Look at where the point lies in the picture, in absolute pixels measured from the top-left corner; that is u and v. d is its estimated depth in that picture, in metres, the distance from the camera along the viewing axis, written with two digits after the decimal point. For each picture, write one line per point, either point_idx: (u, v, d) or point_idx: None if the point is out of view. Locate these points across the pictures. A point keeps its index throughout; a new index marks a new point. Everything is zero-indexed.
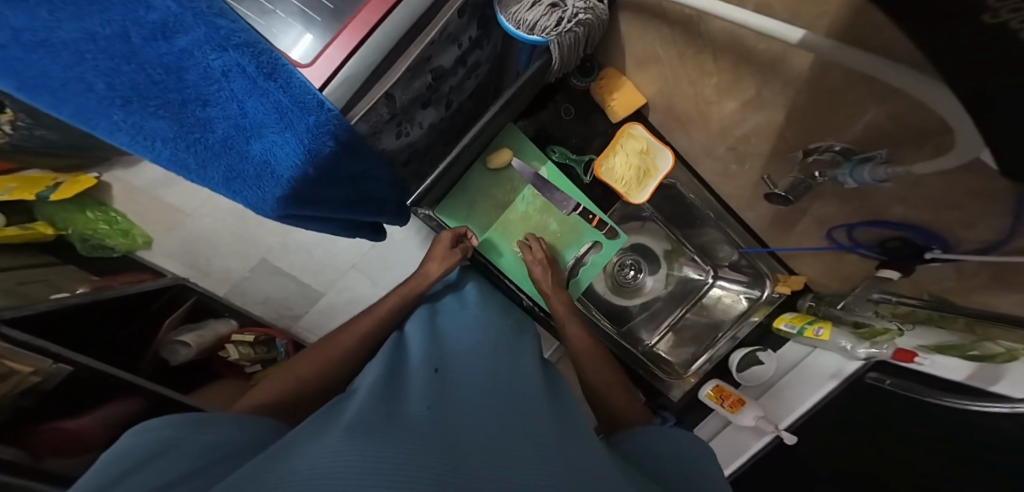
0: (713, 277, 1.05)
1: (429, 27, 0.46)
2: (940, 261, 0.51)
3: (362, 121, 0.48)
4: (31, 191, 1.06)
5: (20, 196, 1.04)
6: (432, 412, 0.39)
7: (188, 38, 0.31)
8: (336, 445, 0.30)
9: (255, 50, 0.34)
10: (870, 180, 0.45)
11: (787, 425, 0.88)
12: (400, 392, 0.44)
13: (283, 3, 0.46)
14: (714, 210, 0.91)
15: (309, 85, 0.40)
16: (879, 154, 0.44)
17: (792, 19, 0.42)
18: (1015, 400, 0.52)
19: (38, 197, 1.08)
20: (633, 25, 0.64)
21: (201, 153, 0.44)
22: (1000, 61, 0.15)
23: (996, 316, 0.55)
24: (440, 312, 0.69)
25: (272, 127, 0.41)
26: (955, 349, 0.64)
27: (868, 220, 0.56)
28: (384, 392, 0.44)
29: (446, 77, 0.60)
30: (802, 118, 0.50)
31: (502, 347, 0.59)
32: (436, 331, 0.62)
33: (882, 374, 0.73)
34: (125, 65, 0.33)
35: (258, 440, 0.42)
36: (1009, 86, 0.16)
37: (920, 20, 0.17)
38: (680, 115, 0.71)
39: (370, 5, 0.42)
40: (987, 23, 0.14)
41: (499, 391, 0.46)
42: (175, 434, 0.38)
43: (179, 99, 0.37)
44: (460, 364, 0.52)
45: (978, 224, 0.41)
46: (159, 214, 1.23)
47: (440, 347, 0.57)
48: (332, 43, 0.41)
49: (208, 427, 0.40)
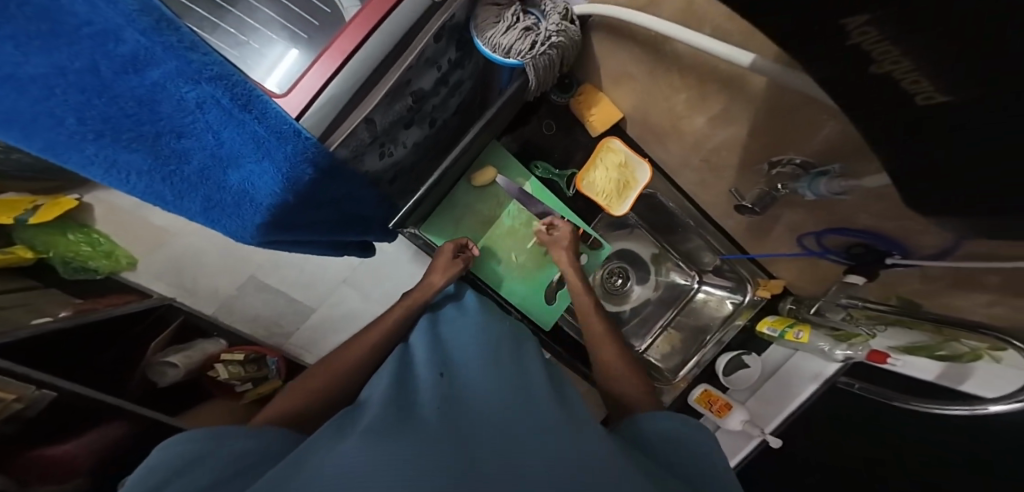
0: (698, 282, 1.07)
1: (407, 52, 0.47)
2: (901, 265, 0.54)
3: (342, 145, 0.49)
4: (10, 214, 1.05)
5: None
6: (438, 416, 0.41)
7: (160, 70, 0.34)
8: (352, 453, 0.33)
9: (228, 82, 0.36)
10: (827, 192, 0.49)
11: (773, 428, 0.87)
12: (402, 404, 0.44)
13: (256, 33, 0.47)
14: (693, 219, 0.93)
15: (285, 115, 0.41)
16: (833, 169, 0.47)
17: (744, 43, 0.44)
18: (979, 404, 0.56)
19: (16, 220, 1.07)
20: (606, 44, 0.67)
21: (177, 184, 0.45)
22: (892, 101, 0.17)
23: (959, 320, 0.58)
24: (440, 320, 0.69)
25: (249, 156, 0.43)
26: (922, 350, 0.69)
27: (832, 227, 0.59)
28: (386, 406, 0.43)
29: (428, 98, 0.61)
30: (764, 133, 0.53)
31: (507, 344, 0.60)
32: (437, 338, 0.62)
33: (852, 379, 0.78)
34: (96, 98, 0.35)
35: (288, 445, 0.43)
36: (909, 120, 0.18)
37: (824, 65, 0.19)
38: (656, 130, 0.73)
39: (346, 34, 0.43)
40: (876, 71, 0.16)
41: (503, 394, 0.46)
42: (196, 448, 0.37)
43: (153, 132, 0.39)
44: (461, 370, 0.52)
45: (931, 233, 0.43)
46: (143, 233, 1.22)
47: (443, 352, 0.58)
48: (310, 71, 0.42)
49: (230, 439, 0.39)
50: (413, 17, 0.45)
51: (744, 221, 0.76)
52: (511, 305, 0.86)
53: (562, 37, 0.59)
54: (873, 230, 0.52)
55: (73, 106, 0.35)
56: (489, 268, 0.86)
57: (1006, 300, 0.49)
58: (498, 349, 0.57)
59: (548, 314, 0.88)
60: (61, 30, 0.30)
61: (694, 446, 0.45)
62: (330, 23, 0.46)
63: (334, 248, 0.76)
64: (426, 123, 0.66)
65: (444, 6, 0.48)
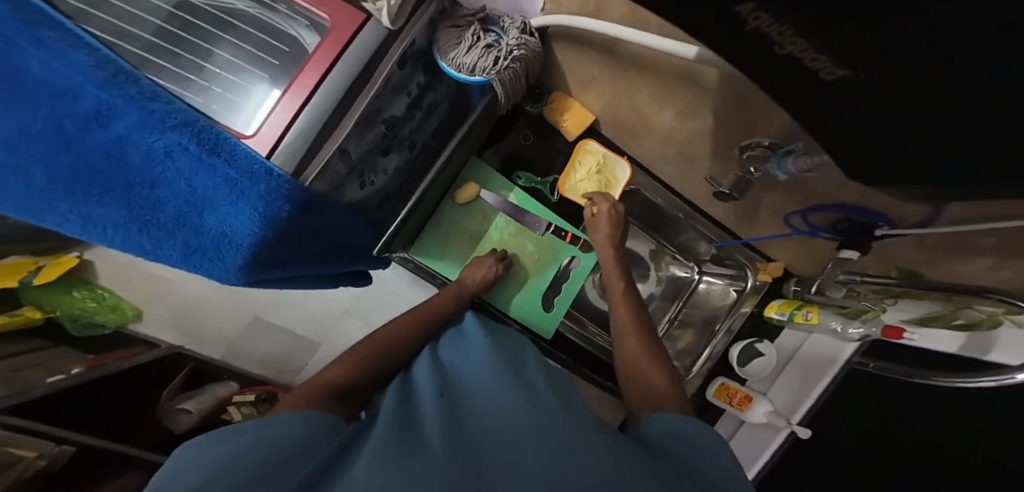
0: (699, 274, 1.05)
1: (371, 81, 0.48)
2: (891, 235, 0.52)
3: (317, 179, 0.49)
4: (14, 278, 1.09)
5: (6, 284, 1.08)
6: (441, 429, 0.41)
7: (125, 123, 0.37)
8: (359, 474, 0.34)
9: (195, 128, 0.38)
10: (796, 168, 0.51)
11: (799, 418, 0.84)
12: (411, 426, 0.43)
13: (220, 77, 0.45)
14: (682, 211, 0.92)
15: (256, 155, 0.42)
16: (798, 147, 0.50)
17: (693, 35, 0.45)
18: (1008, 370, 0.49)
19: (21, 283, 1.11)
20: (568, 52, 0.69)
21: (156, 233, 0.47)
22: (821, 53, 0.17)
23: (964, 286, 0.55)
24: (441, 342, 0.68)
25: (224, 199, 0.44)
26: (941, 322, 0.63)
27: (815, 205, 0.59)
28: (396, 427, 0.43)
29: (402, 123, 0.62)
30: (728, 119, 0.56)
31: (513, 359, 0.60)
32: (440, 361, 0.62)
33: (865, 357, 0.74)
34: (71, 154, 0.40)
35: (311, 441, 0.42)
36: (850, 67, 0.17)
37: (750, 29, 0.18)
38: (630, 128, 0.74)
39: (306, 70, 0.44)
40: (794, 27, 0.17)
41: (511, 405, 0.46)
42: (215, 450, 0.37)
43: (127, 184, 0.42)
44: (468, 392, 0.52)
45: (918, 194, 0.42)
46: (146, 284, 1.25)
47: (447, 373, 0.58)
48: (276, 110, 0.43)
49: (246, 439, 0.39)
50: (375, 44, 0.46)
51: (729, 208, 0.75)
52: (512, 318, 0.86)
53: (524, 49, 0.61)
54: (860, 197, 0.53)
55: (43, 162, 0.41)
56: None
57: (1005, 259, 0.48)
58: (501, 362, 0.57)
59: (546, 323, 0.86)
60: (35, 93, 0.36)
61: (695, 440, 0.42)
62: (292, 55, 0.45)
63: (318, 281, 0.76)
64: (405, 146, 0.66)
65: (405, 33, 0.50)
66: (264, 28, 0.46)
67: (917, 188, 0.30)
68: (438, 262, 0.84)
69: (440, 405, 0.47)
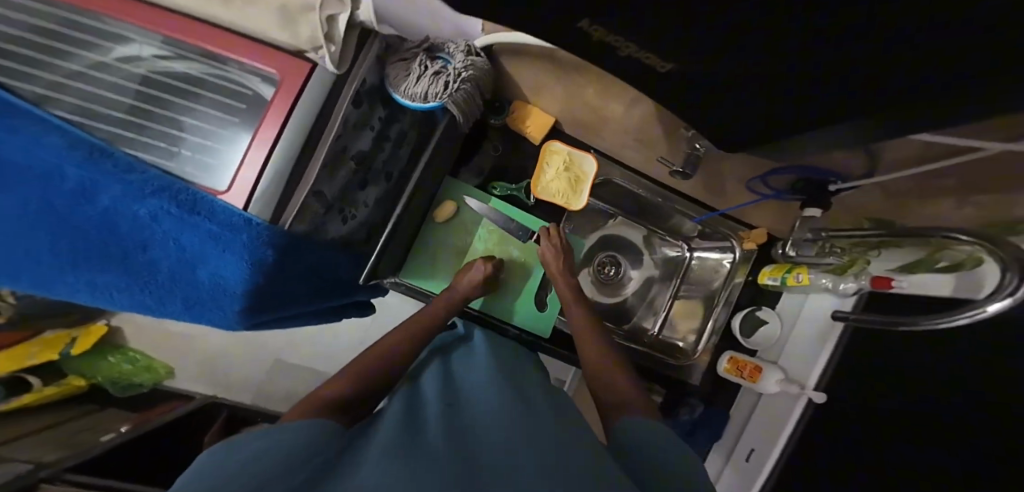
0: (690, 251, 1.06)
1: (330, 122, 0.52)
2: (845, 187, 0.59)
3: (296, 221, 0.53)
4: (55, 349, 1.21)
5: (48, 357, 1.20)
6: (444, 437, 0.45)
7: (109, 195, 0.43)
8: (370, 472, 0.39)
9: (174, 192, 0.43)
10: None
11: (814, 382, 0.81)
12: (418, 429, 0.48)
13: (183, 138, 0.47)
14: (659, 193, 0.94)
15: (233, 208, 0.47)
16: None
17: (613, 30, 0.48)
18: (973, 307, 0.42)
19: (62, 354, 1.23)
20: (514, 65, 0.72)
21: (155, 292, 0.51)
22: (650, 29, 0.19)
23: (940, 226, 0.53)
24: (448, 354, 0.72)
25: (212, 252, 0.48)
26: (929, 267, 0.62)
27: (771, 169, 0.64)
28: (405, 429, 0.47)
29: (373, 157, 0.63)
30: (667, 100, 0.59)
31: (514, 374, 0.64)
32: (447, 370, 0.66)
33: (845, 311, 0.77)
34: (68, 230, 0.46)
35: (324, 441, 0.47)
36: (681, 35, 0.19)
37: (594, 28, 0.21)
38: (590, 124, 0.81)
39: (265, 123, 0.47)
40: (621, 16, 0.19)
41: (511, 416, 0.50)
42: (247, 447, 0.42)
43: (124, 250, 0.47)
44: (470, 400, 0.56)
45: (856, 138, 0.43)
46: (170, 341, 1.31)
47: (453, 382, 0.62)
48: (244, 165, 0.47)
49: (274, 439, 0.44)
50: (324, 91, 0.50)
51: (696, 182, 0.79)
52: (512, 323, 0.89)
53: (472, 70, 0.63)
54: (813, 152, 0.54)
55: (51, 241, 0.47)
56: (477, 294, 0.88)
57: (966, 195, 0.47)
58: (504, 376, 0.61)
59: (543, 323, 0.89)
60: (38, 181, 0.44)
61: (658, 444, 0.51)
62: (251, 111, 0.47)
63: (320, 317, 0.81)
64: (381, 178, 0.66)
65: (353, 74, 0.54)
66: (218, 87, 0.47)
67: (828, 140, 0.31)
68: (429, 281, 0.87)
69: (445, 413, 0.51)
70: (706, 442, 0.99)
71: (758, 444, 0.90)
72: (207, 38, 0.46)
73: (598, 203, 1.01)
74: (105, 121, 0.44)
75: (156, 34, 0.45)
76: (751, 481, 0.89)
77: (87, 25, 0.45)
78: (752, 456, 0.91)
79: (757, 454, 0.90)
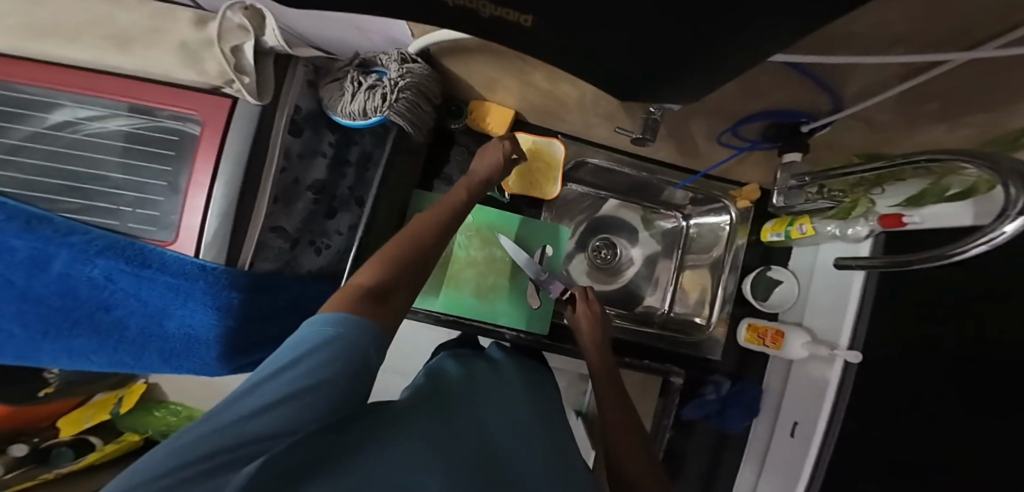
0: (687, 219, 1.00)
1: (269, 155, 0.51)
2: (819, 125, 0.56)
3: (255, 262, 0.52)
4: (106, 410, 1.31)
5: (101, 418, 1.30)
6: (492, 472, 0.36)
7: (63, 262, 0.45)
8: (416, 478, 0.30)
9: (120, 249, 0.45)
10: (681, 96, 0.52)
11: (848, 342, 0.70)
12: (457, 429, 0.39)
13: (120, 195, 0.48)
14: (638, 166, 0.90)
15: (184, 257, 0.47)
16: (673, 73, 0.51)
17: None
18: (986, 230, 0.34)
19: (112, 413, 1.32)
20: (461, 63, 0.68)
21: (128, 350, 0.51)
22: None
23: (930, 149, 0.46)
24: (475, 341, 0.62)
25: (173, 303, 0.48)
26: (940, 192, 0.55)
27: (739, 118, 0.61)
28: (444, 424, 0.38)
29: (336, 184, 0.60)
30: None
31: (545, 400, 0.55)
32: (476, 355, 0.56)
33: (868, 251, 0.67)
34: (30, 303, 0.47)
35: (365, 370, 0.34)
36: None
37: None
38: (553, 108, 0.77)
39: (201, 167, 0.48)
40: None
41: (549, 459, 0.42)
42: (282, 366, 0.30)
43: (87, 314, 0.48)
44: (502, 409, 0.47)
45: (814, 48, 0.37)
46: (208, 390, 1.38)
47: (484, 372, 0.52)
48: (188, 212, 0.48)
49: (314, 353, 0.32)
50: (251, 124, 0.49)
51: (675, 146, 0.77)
52: (506, 324, 0.84)
53: (411, 79, 0.58)
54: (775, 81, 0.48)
55: (18, 317, 0.48)
56: (465, 302, 0.83)
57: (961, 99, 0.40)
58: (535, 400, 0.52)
59: (539, 319, 0.86)
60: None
61: None
62: (180, 155, 0.49)
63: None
64: (352, 204, 0.62)
65: (283, 102, 0.53)
66: (148, 138, 0.49)
67: None
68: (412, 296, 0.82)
69: (479, 421, 0.43)
70: (739, 421, 0.89)
71: (800, 417, 0.77)
72: (128, 92, 0.47)
73: (583, 187, 0.97)
74: (46, 189, 0.47)
75: (82, 96, 0.47)
76: (795, 462, 0.75)
77: (20, 100, 0.48)
78: (794, 432, 0.78)
79: (800, 429, 0.76)
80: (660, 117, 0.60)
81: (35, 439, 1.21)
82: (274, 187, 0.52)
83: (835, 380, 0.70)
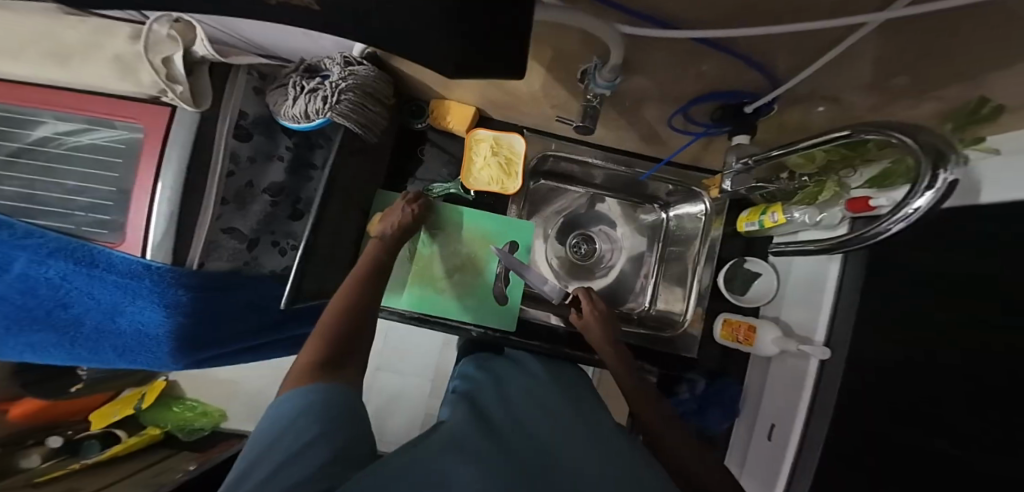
0: (667, 210, 0.97)
1: (214, 159, 0.52)
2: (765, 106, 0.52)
3: (204, 262, 0.52)
4: (131, 405, 1.38)
5: (127, 412, 1.37)
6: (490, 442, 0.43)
7: (22, 261, 0.49)
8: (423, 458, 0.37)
9: (69, 249, 0.48)
10: (606, 77, 0.52)
11: (823, 336, 0.65)
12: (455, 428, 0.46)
13: (77, 201, 0.52)
14: (605, 156, 0.87)
15: (132, 257, 0.49)
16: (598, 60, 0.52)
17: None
18: (902, 204, 0.32)
19: (137, 409, 1.38)
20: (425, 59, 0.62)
21: (90, 341, 0.56)
22: None
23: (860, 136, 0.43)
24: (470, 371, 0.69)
25: (125, 300, 0.51)
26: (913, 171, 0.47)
27: (692, 99, 0.57)
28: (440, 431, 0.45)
29: (300, 189, 0.61)
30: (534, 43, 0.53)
31: (540, 397, 0.60)
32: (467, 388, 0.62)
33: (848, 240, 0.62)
34: (6, 298, 0.53)
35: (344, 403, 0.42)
36: None
37: None
38: (516, 99, 0.73)
39: (143, 172, 0.50)
40: None
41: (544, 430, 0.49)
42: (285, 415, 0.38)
43: (52, 308, 0.53)
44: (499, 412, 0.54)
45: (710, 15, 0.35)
46: (219, 388, 1.42)
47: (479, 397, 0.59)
48: (134, 216, 0.49)
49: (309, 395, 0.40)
50: (191, 129, 0.51)
51: (640, 133, 0.74)
52: (472, 321, 0.84)
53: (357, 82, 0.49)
54: (707, 57, 0.45)
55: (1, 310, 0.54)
56: (431, 300, 0.83)
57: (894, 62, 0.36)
58: (532, 399, 0.59)
59: (505, 315, 0.85)
60: None
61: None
62: (126, 161, 0.51)
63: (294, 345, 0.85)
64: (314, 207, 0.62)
65: (227, 107, 0.54)
66: (101, 146, 0.52)
67: None
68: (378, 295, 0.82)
69: (474, 417, 0.50)
70: (719, 422, 0.85)
71: (778, 419, 0.71)
72: (84, 105, 0.51)
73: (557, 181, 0.96)
74: (17, 195, 0.51)
75: (61, 114, 0.51)
76: (773, 466, 0.69)
77: (3, 116, 0.52)
78: (772, 435, 0.71)
79: (777, 432, 0.70)
80: (599, 104, 0.60)
81: (69, 432, 1.30)
82: (222, 190, 0.53)
83: (814, 376, 0.65)
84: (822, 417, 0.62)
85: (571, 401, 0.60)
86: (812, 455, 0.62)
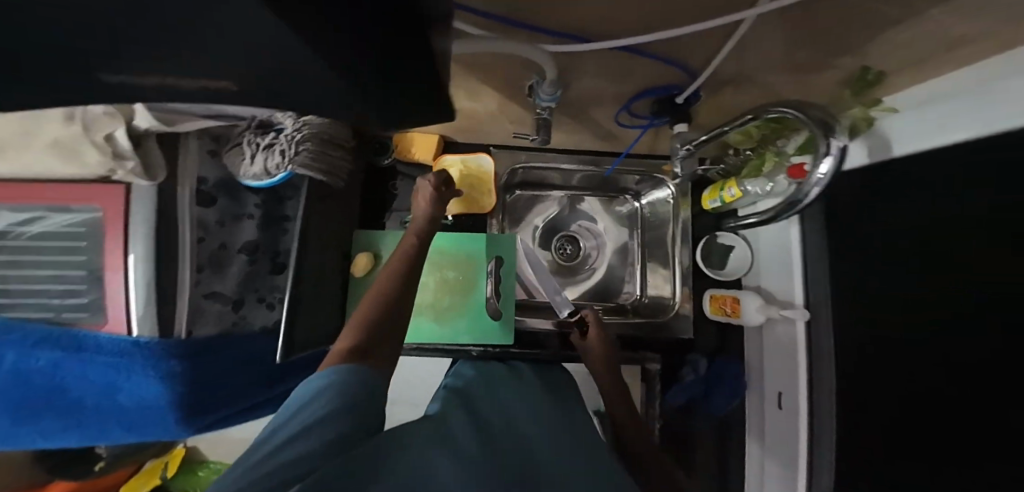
0: (640, 199, 0.99)
1: (182, 227, 0.52)
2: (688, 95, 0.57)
3: (196, 327, 0.53)
4: (155, 475, 1.36)
5: (152, 483, 1.35)
6: (483, 448, 0.47)
7: (20, 355, 0.51)
8: (423, 452, 0.40)
9: (60, 336, 0.50)
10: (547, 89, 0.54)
11: (801, 300, 0.67)
12: (449, 423, 0.50)
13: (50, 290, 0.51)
14: (568, 158, 0.90)
15: (120, 336, 0.49)
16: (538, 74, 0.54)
17: None
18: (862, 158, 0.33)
19: (162, 477, 1.36)
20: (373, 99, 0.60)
21: (96, 420, 0.57)
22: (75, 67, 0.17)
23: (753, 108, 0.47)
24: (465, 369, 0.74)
25: (119, 379, 0.51)
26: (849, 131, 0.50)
27: (639, 90, 0.61)
28: (437, 423, 0.49)
29: (276, 240, 0.62)
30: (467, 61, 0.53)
31: (534, 401, 0.64)
32: (466, 382, 0.67)
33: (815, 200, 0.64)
34: (8, 393, 0.54)
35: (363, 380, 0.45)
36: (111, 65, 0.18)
37: None
38: (476, 121, 0.75)
39: (112, 249, 0.50)
40: None
41: (530, 436, 0.53)
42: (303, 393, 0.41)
43: (53, 394, 0.54)
44: (494, 409, 0.58)
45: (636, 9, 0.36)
46: (236, 448, 1.40)
47: (480, 392, 0.63)
48: (113, 295, 0.49)
49: (326, 377, 0.43)
50: (153, 207, 0.51)
51: (600, 131, 0.77)
52: (470, 342, 0.84)
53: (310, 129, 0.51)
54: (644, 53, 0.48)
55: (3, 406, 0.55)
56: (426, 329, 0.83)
57: None
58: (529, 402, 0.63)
59: (503, 330, 0.85)
60: None
61: None
62: (92, 245, 0.50)
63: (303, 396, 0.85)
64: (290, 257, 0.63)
65: (186, 177, 0.54)
66: (60, 233, 0.50)
67: None
68: None
69: (471, 415, 0.54)
70: (726, 402, 0.85)
71: (783, 387, 0.71)
72: (37, 193, 0.49)
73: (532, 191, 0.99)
74: None
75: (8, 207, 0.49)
76: (789, 435, 0.70)
77: None
78: (781, 403, 0.72)
79: (785, 400, 0.71)
80: (550, 116, 0.61)
81: None
82: (197, 255, 0.54)
83: (803, 339, 0.66)
84: (818, 378, 0.63)
85: (560, 409, 0.65)
86: (822, 422, 0.63)
